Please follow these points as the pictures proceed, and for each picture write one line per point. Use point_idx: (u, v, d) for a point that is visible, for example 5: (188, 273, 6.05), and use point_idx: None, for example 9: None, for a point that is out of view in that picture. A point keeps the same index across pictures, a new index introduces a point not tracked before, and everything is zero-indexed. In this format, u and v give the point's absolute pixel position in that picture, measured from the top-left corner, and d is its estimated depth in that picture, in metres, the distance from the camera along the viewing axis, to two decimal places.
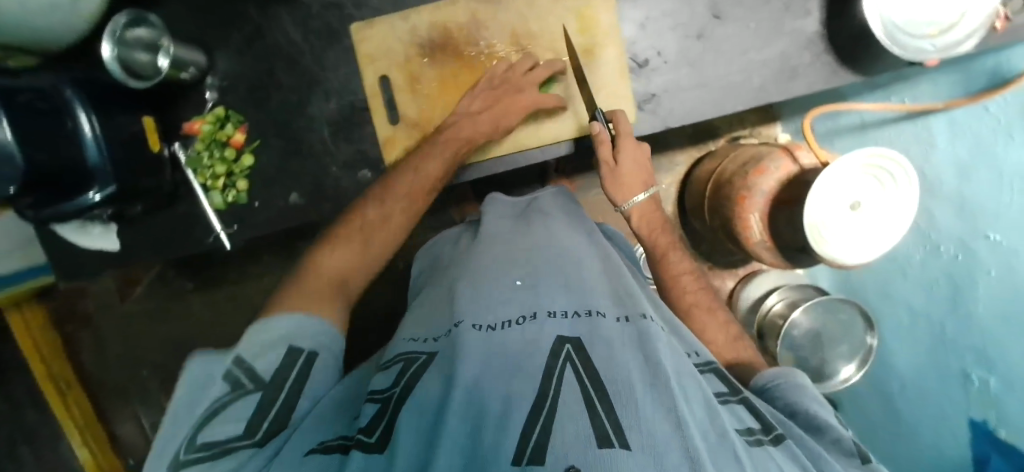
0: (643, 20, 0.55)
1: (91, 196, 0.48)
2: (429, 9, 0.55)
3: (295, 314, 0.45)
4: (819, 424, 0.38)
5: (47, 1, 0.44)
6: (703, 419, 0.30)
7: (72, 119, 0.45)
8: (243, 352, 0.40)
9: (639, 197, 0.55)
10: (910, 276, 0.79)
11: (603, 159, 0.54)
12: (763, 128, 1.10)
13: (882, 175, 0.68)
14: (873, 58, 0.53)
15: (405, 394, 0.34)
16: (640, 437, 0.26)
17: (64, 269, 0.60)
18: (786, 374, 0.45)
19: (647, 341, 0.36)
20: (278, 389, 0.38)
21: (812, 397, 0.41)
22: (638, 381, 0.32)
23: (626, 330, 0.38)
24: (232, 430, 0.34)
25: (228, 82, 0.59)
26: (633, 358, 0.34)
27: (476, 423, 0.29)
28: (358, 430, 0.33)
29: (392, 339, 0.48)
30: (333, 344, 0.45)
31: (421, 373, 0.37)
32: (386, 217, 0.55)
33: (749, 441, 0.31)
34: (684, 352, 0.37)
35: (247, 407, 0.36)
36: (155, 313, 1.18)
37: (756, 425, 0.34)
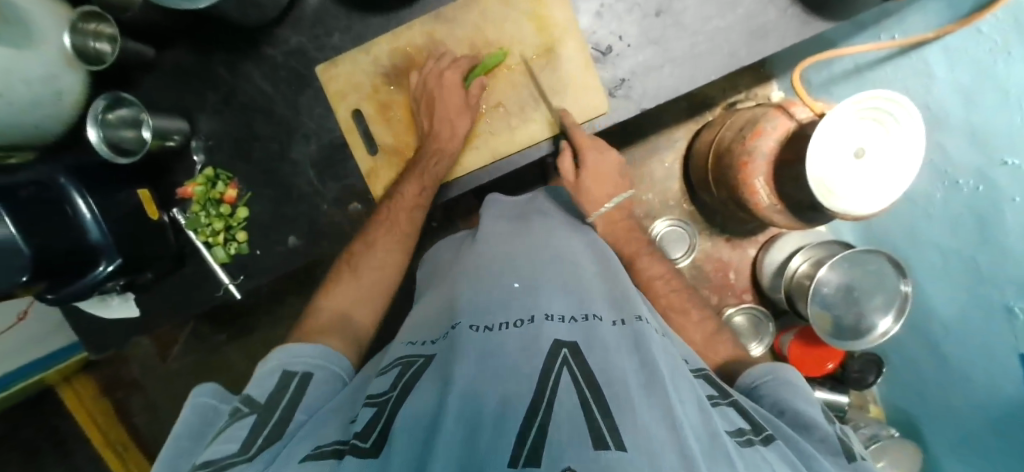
0: (598, 9, 0.55)
1: (102, 270, 0.51)
2: (387, 38, 0.56)
3: (293, 342, 0.48)
4: (806, 422, 0.38)
5: (31, 100, 0.47)
6: (698, 422, 0.31)
7: (71, 205, 0.48)
8: (245, 388, 0.42)
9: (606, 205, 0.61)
10: (935, 215, 0.75)
11: (564, 169, 0.59)
12: (758, 89, 1.07)
13: (881, 114, 0.65)
14: (841, 2, 0.51)
15: (398, 402, 0.35)
16: (636, 441, 0.26)
17: (93, 340, 0.65)
18: (774, 371, 0.45)
19: (643, 347, 0.39)
20: (272, 409, 0.39)
21: (798, 395, 0.42)
22: (633, 384, 0.33)
23: (624, 334, 0.41)
24: (228, 449, 0.34)
25: (213, 142, 0.61)
26: (629, 363, 0.36)
27: (473, 423, 0.29)
28: (355, 434, 0.33)
29: (389, 349, 0.50)
30: (330, 361, 0.47)
31: (418, 376, 0.38)
32: (370, 243, 0.57)
33: (739, 442, 0.31)
34: (676, 357, 0.40)
35: (244, 427, 0.37)
36: (194, 368, 1.23)
37: (746, 426, 0.34)
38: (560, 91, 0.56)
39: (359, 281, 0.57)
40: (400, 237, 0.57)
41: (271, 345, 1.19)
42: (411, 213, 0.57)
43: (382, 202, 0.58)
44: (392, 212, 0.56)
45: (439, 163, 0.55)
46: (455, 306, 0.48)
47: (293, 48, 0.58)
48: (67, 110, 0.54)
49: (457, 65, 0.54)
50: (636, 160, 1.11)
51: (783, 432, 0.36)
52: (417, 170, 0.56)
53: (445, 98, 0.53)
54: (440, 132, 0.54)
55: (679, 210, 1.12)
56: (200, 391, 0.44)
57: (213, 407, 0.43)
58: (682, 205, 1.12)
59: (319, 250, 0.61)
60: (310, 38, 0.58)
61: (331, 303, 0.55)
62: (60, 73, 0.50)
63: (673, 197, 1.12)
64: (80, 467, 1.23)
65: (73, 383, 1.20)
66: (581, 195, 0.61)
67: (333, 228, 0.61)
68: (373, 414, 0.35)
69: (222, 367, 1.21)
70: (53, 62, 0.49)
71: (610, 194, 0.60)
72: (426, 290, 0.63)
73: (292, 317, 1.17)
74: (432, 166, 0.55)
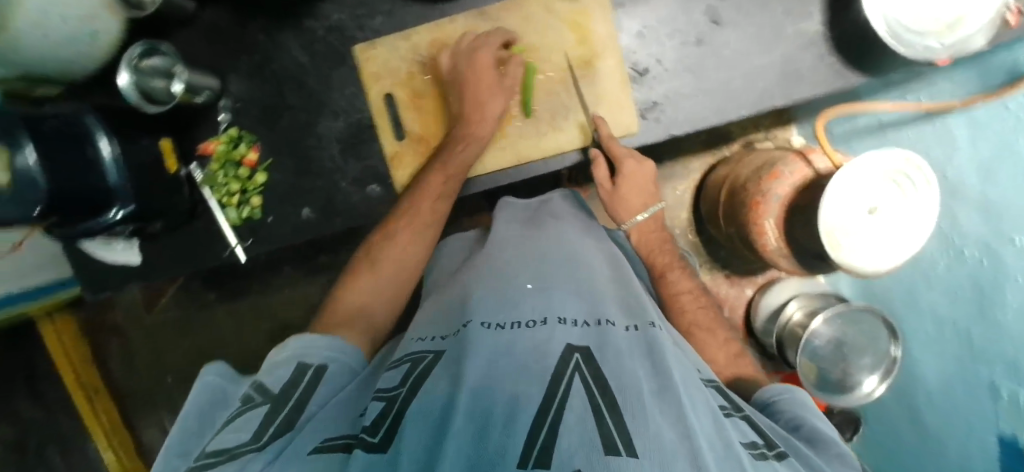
0: (640, 30, 0.55)
1: (112, 215, 0.51)
2: (427, 28, 0.57)
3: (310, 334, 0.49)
4: (825, 439, 0.39)
5: (64, 35, 0.47)
6: (710, 429, 0.32)
7: (93, 146, 0.48)
8: (260, 377, 0.42)
9: (639, 217, 0.60)
10: (936, 283, 0.76)
11: (601, 181, 0.58)
12: (778, 132, 1.07)
13: (899, 176, 0.66)
14: (876, 57, 0.52)
15: (408, 397, 0.35)
16: (648, 447, 0.27)
17: (91, 282, 0.65)
18: (793, 390, 0.45)
19: (655, 351, 0.40)
20: (286, 399, 0.39)
21: (816, 413, 0.42)
22: (645, 390, 0.34)
23: (636, 339, 0.43)
24: (240, 438, 0.34)
25: (241, 104, 0.61)
26: (641, 366, 0.38)
27: (481, 423, 0.30)
28: (363, 429, 0.33)
29: (401, 340, 0.51)
30: (347, 358, 0.48)
31: (428, 372, 0.39)
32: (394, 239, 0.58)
33: (754, 454, 0.32)
34: (687, 365, 0.41)
35: (257, 415, 0.37)
36: (179, 324, 1.22)
37: (760, 440, 0.34)
38: (607, 94, 0.56)
39: (377, 274, 0.58)
40: (424, 233, 0.58)
41: (261, 312, 1.19)
42: (429, 221, 0.57)
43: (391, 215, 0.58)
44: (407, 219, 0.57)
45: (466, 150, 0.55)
46: (467, 305, 0.48)
47: (334, 24, 0.59)
48: (101, 50, 0.54)
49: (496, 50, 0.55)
50: None
51: (801, 452, 0.36)
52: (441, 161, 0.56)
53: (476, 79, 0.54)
54: (472, 116, 0.55)
55: (685, 239, 1.13)
56: (210, 368, 0.44)
57: (223, 387, 0.43)
58: (687, 235, 1.13)
59: (331, 227, 0.61)
60: (352, 16, 0.58)
61: (353, 297, 0.57)
62: (100, 14, 0.50)
63: (680, 226, 1.13)
64: (48, 405, 1.21)
65: (55, 320, 1.18)
66: (618, 206, 0.60)
67: (347, 207, 0.61)
68: (382, 408, 0.35)
69: (209, 327, 1.21)
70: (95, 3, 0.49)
71: (646, 204, 0.60)
72: (435, 291, 0.62)
73: (285, 288, 1.17)
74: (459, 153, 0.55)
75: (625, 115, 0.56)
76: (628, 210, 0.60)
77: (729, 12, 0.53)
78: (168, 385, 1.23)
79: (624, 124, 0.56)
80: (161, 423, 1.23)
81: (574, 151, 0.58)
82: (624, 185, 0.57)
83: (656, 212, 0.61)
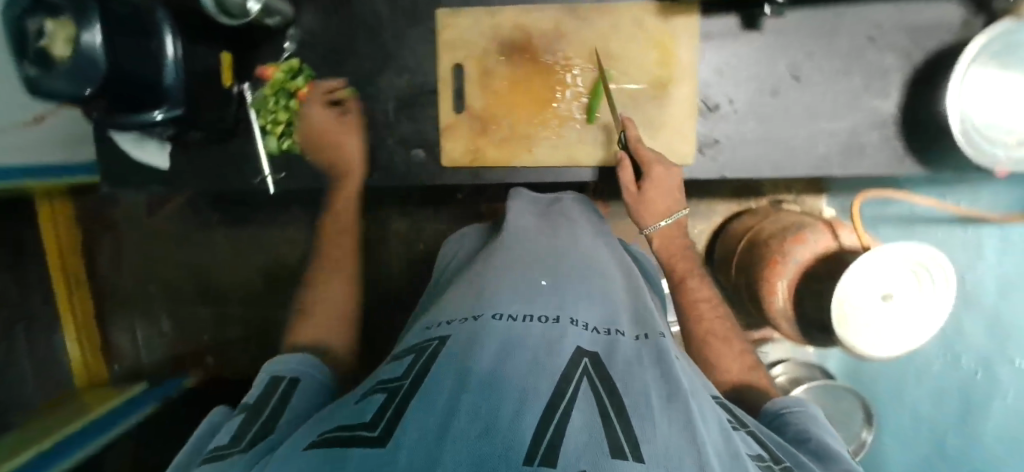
0: (721, 67, 0.55)
1: (155, 115, 0.50)
2: (514, 11, 0.56)
3: (288, 353, 0.48)
4: (828, 454, 0.38)
5: None
6: (717, 440, 0.32)
7: (157, 40, 0.47)
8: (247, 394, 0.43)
9: (661, 223, 0.54)
10: (923, 380, 0.80)
11: (625, 182, 0.54)
12: (808, 198, 1.08)
13: (920, 268, 0.67)
14: (942, 154, 0.52)
15: (410, 390, 0.34)
16: (655, 454, 0.28)
17: (114, 174, 0.64)
18: (800, 404, 0.44)
19: (665, 358, 0.40)
20: (262, 407, 0.40)
21: (824, 428, 0.41)
22: (654, 397, 0.34)
23: (646, 347, 0.42)
24: (220, 445, 0.35)
25: (309, 37, 0.60)
26: (651, 373, 0.37)
27: (485, 425, 0.28)
28: (362, 423, 0.31)
29: (402, 337, 0.50)
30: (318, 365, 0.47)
31: (432, 361, 0.38)
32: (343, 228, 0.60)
33: (761, 467, 0.32)
34: (693, 376, 0.40)
35: (234, 424, 0.37)
36: (175, 237, 1.20)
37: (765, 454, 0.34)
38: (668, 116, 0.55)
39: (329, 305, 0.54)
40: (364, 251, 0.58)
41: (260, 245, 1.18)
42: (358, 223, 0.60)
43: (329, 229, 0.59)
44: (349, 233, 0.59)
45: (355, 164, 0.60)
46: (483, 295, 0.48)
47: None
48: None
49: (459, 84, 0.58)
50: None
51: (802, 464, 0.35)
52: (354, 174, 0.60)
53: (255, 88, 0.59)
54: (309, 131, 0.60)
55: None
56: (216, 411, 0.45)
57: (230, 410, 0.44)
58: None
59: (366, 180, 0.61)
60: None
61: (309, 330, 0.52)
62: None
63: None
64: None
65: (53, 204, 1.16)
66: (637, 211, 0.55)
67: (388, 166, 0.61)
68: (385, 398, 0.34)
69: (204, 247, 1.20)
70: None
71: (671, 209, 0.54)
72: (451, 280, 0.61)
73: (289, 226, 1.16)
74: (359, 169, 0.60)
75: (686, 144, 0.55)
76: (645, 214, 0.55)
77: (812, 72, 0.53)
78: (151, 295, 1.23)
79: (682, 153, 0.56)
80: (133, 328, 1.23)
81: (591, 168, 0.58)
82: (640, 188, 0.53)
83: (679, 219, 0.55)
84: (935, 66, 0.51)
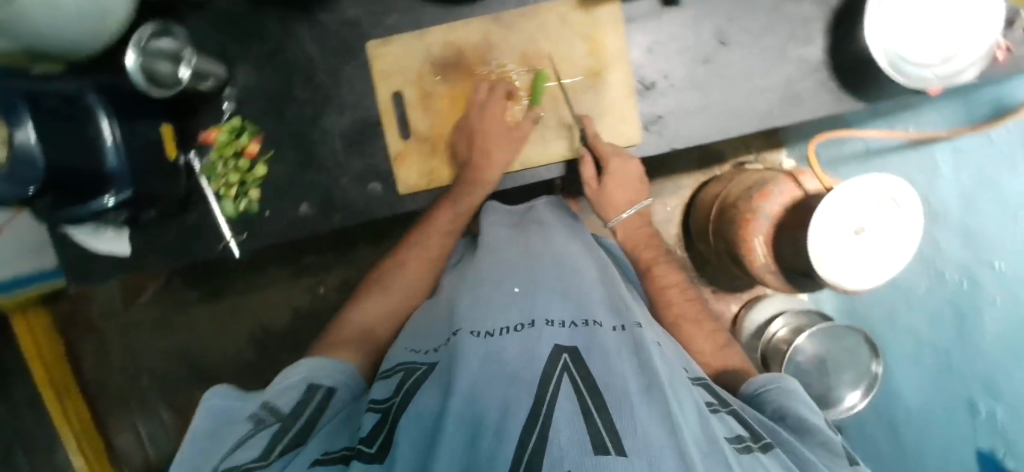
0: (650, 45, 0.56)
1: (107, 200, 0.49)
2: (443, 29, 0.57)
3: (318, 357, 0.50)
4: (808, 427, 0.40)
5: (79, 9, 0.46)
6: (695, 427, 0.32)
7: (94, 126, 0.47)
8: (271, 397, 0.43)
9: (625, 215, 0.62)
10: (917, 303, 0.78)
11: (587, 180, 0.58)
12: (768, 154, 1.10)
13: (885, 199, 0.69)
14: (878, 86, 0.54)
15: (403, 405, 0.36)
16: (635, 446, 0.28)
17: (75, 271, 0.63)
18: (776, 378, 0.46)
19: (643, 349, 0.40)
20: (294, 419, 0.40)
21: (799, 399, 0.43)
22: (634, 389, 0.34)
23: (623, 337, 0.43)
24: (250, 453, 0.35)
25: (247, 93, 0.60)
26: (629, 366, 0.38)
27: (473, 425, 0.31)
28: (361, 439, 0.35)
29: (391, 349, 0.51)
30: (351, 382, 0.50)
31: (421, 383, 0.39)
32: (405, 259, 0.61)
33: (738, 449, 0.32)
34: (671, 361, 0.42)
35: (267, 434, 0.38)
36: (159, 321, 1.18)
37: (745, 432, 0.35)
38: (607, 102, 0.57)
39: (388, 298, 0.61)
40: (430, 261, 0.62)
41: (244, 312, 1.16)
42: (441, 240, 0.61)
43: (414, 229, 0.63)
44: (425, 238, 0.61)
45: (471, 201, 0.57)
46: (456, 313, 0.48)
47: (348, 19, 0.58)
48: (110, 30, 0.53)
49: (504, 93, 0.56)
50: None
51: (786, 442, 0.37)
52: (453, 199, 0.58)
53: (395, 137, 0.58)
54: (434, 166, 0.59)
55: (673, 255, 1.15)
56: (214, 392, 0.45)
57: (228, 406, 0.43)
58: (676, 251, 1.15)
59: (330, 223, 0.61)
60: (366, 13, 0.58)
61: (359, 318, 0.59)
62: None
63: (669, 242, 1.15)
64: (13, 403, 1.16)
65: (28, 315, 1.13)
66: (604, 205, 0.61)
67: (348, 205, 0.61)
68: (378, 418, 0.37)
69: (188, 325, 1.17)
70: None
71: (632, 202, 0.61)
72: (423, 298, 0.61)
73: (269, 288, 1.15)
74: (467, 195, 0.57)
75: (628, 126, 0.57)
76: (615, 205, 0.61)
77: (737, 34, 0.55)
78: (145, 387, 1.19)
79: (630, 134, 0.57)
80: (134, 427, 1.19)
81: (554, 165, 0.59)
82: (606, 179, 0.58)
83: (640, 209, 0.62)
84: (850, 5, 0.53)
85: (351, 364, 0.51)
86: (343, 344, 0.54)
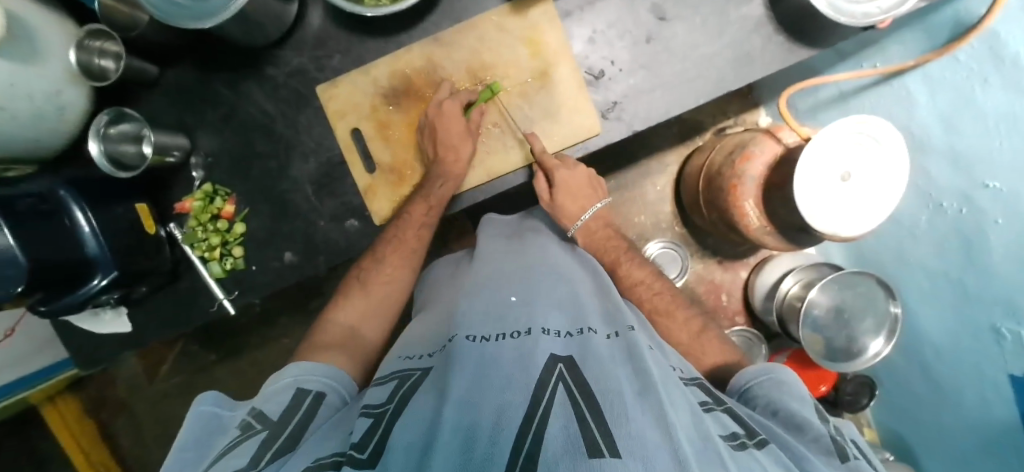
0: (591, 35, 0.56)
1: (96, 284, 0.51)
2: (388, 60, 0.58)
3: (306, 362, 0.50)
4: (800, 422, 0.39)
5: (34, 112, 0.48)
6: (690, 426, 0.32)
7: (69, 217, 0.49)
8: (258, 404, 0.43)
9: (585, 215, 0.65)
10: (921, 237, 0.76)
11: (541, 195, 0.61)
12: (746, 115, 1.09)
13: (864, 138, 0.66)
14: (824, 30, 0.53)
15: (398, 410, 0.37)
16: (629, 445, 0.27)
17: (84, 356, 0.65)
18: (768, 373, 0.46)
19: (636, 352, 0.41)
20: (284, 425, 0.40)
21: (790, 394, 0.43)
22: (628, 392, 0.34)
23: (617, 344, 0.43)
24: (237, 463, 0.34)
25: (213, 158, 0.62)
26: (623, 370, 0.38)
27: (466, 437, 0.30)
28: (351, 445, 0.34)
29: (386, 358, 0.52)
30: (340, 386, 0.49)
31: (413, 391, 0.39)
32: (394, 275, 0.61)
33: (733, 446, 0.32)
34: (665, 364, 0.42)
35: (256, 442, 0.37)
36: (184, 387, 1.20)
37: (740, 430, 0.36)
38: (561, 99, 0.57)
39: (369, 297, 0.61)
40: (409, 253, 0.60)
41: (262, 365, 1.17)
42: (418, 232, 0.59)
43: (390, 222, 0.59)
44: (399, 231, 0.58)
45: (445, 185, 0.57)
46: (453, 321, 0.49)
47: (295, 68, 0.60)
48: (70, 124, 0.55)
49: (458, 97, 0.56)
50: (629, 184, 1.13)
51: (776, 435, 0.37)
52: (423, 194, 0.58)
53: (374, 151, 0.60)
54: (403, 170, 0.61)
55: (672, 232, 1.14)
56: (202, 399, 0.45)
57: (218, 415, 0.44)
58: (674, 228, 1.14)
59: (315, 266, 0.62)
60: (311, 59, 0.59)
61: (343, 317, 0.60)
62: (64, 88, 0.51)
63: (666, 220, 1.14)
64: None
65: (58, 402, 1.16)
66: (559, 213, 0.65)
67: (329, 245, 0.62)
68: (370, 424, 0.36)
69: (211, 387, 1.19)
70: (57, 77, 0.50)
71: (586, 206, 0.65)
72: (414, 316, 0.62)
73: (282, 337, 1.16)
74: (437, 188, 0.57)
75: (585, 117, 0.57)
76: (574, 213, 0.65)
77: (674, 7, 0.55)
78: None
79: (590, 124, 0.57)
80: None
81: (518, 171, 0.61)
82: (565, 190, 0.61)
83: (597, 212, 0.66)
84: None
85: (339, 368, 0.50)
86: (331, 348, 0.54)
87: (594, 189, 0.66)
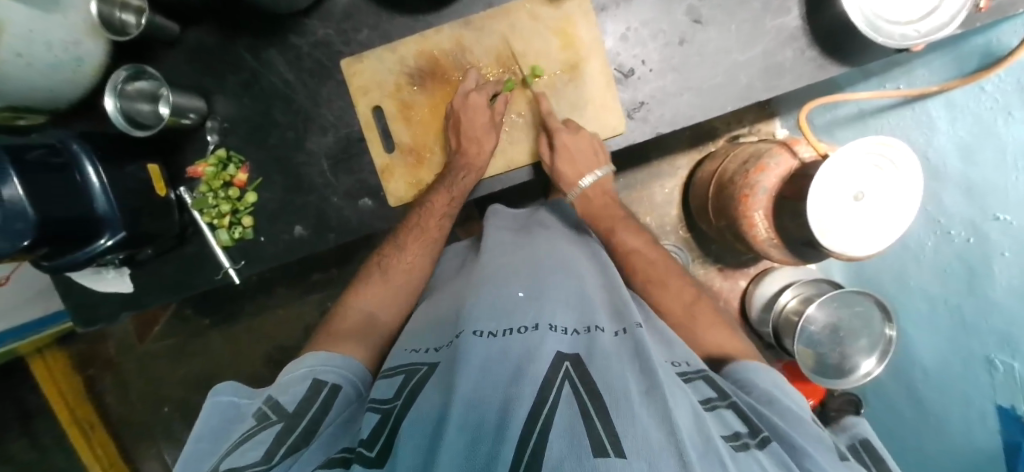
0: (624, 32, 0.56)
1: (102, 243, 0.50)
2: (414, 39, 0.57)
3: (323, 351, 0.50)
4: (797, 417, 0.41)
5: (50, 65, 0.47)
6: (694, 427, 0.32)
7: (79, 172, 0.48)
8: (272, 391, 0.44)
9: (587, 178, 0.58)
10: (924, 261, 0.76)
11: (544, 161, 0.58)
12: (762, 125, 1.09)
13: (882, 160, 0.66)
14: (857, 49, 0.53)
15: (406, 407, 0.36)
16: (634, 446, 0.27)
17: (82, 314, 0.65)
18: (765, 368, 0.47)
19: (642, 348, 0.40)
20: (299, 418, 0.41)
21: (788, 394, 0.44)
22: (634, 391, 0.34)
23: (624, 342, 0.42)
24: (253, 456, 0.36)
25: (229, 124, 0.61)
26: (629, 370, 0.37)
27: (473, 430, 0.30)
28: (361, 441, 0.34)
29: (392, 351, 0.51)
30: (351, 372, 0.48)
31: (423, 383, 0.39)
32: (408, 266, 0.61)
33: (734, 447, 0.32)
34: (669, 364, 0.41)
35: (270, 434, 0.38)
36: (175, 351, 1.20)
37: (744, 429, 0.36)
38: (586, 95, 0.57)
39: (389, 283, 0.61)
40: (430, 241, 0.60)
41: (256, 333, 1.17)
42: (440, 221, 0.59)
43: (411, 209, 0.59)
44: (422, 219, 0.58)
45: (467, 177, 0.57)
46: (460, 316, 0.48)
47: (319, 40, 0.58)
48: (86, 77, 0.54)
49: (483, 87, 0.56)
50: (638, 184, 1.13)
51: (778, 430, 0.38)
52: (446, 184, 0.57)
53: (396, 130, 0.59)
54: (422, 154, 0.60)
55: (676, 236, 1.14)
56: (220, 388, 0.45)
57: (233, 403, 0.44)
58: (679, 232, 1.14)
59: (325, 242, 0.62)
60: (337, 32, 0.58)
61: (364, 302, 0.59)
62: (82, 39, 0.50)
63: (671, 223, 1.14)
64: (44, 443, 1.19)
65: (45, 354, 1.16)
66: (557, 179, 0.59)
67: (341, 223, 0.61)
68: (378, 420, 0.36)
69: (202, 352, 1.19)
70: (77, 28, 0.49)
71: (587, 172, 0.58)
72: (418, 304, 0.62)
73: (279, 308, 1.16)
74: (460, 180, 0.57)
75: (611, 114, 0.57)
76: (571, 179, 0.58)
77: (710, 11, 0.54)
78: (167, 415, 1.21)
79: (615, 118, 0.57)
80: (161, 455, 1.21)
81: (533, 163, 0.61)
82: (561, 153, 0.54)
83: (597, 180, 0.59)
84: None
85: (353, 358, 0.50)
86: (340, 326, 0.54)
87: (596, 153, 0.58)
